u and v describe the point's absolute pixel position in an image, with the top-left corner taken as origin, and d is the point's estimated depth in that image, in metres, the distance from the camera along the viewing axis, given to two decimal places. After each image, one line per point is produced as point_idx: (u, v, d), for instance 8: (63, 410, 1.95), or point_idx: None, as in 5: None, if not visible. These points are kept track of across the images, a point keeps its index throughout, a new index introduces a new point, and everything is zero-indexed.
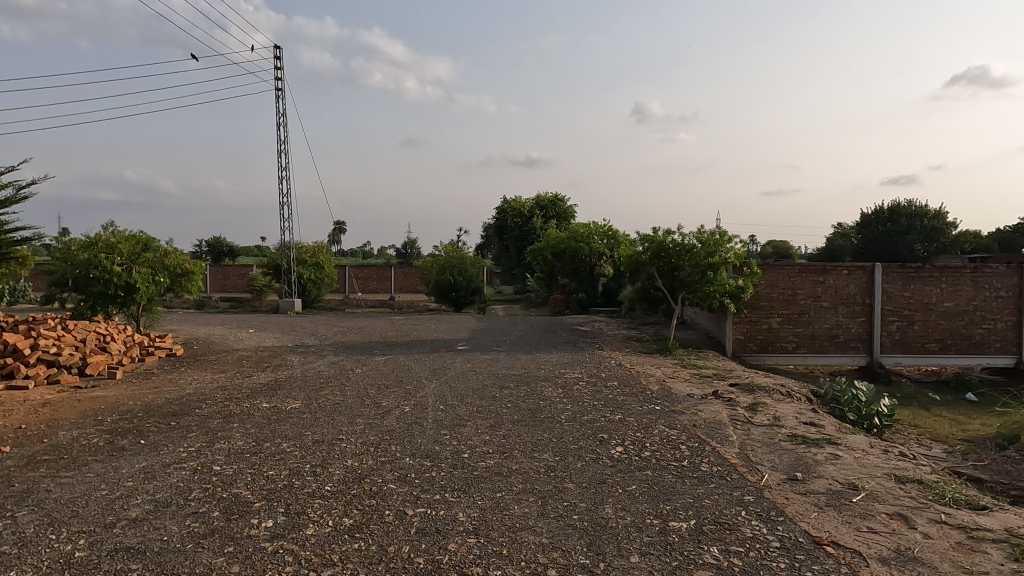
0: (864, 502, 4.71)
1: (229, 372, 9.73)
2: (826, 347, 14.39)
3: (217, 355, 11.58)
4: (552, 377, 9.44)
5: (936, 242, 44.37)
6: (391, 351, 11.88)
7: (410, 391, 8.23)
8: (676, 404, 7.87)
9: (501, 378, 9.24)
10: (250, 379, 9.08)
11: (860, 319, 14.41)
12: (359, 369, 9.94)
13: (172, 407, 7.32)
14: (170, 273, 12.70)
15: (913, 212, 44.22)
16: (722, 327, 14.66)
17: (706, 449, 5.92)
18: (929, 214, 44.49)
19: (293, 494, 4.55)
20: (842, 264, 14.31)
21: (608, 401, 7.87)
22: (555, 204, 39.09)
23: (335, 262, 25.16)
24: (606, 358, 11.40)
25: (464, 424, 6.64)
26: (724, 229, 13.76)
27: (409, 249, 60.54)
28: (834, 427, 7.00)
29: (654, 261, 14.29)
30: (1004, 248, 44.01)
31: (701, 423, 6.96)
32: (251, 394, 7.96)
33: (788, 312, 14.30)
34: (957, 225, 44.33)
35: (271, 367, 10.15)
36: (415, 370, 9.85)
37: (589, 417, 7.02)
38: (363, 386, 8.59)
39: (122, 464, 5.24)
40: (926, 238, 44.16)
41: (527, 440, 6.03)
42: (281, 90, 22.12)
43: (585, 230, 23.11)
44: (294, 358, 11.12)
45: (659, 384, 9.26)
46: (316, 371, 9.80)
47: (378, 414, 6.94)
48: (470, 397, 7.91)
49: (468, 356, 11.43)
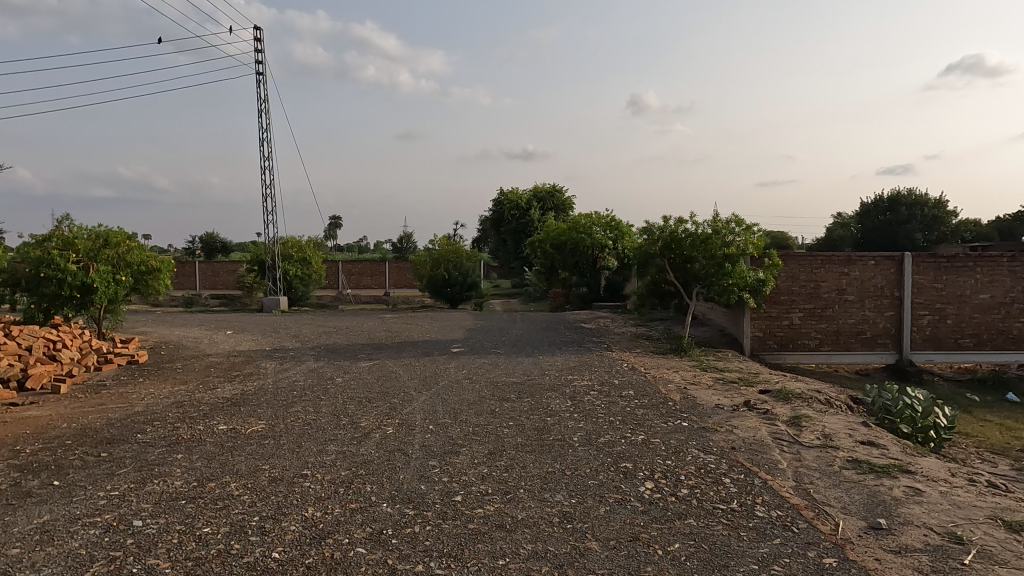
0: (980, 564, 3.59)
1: (191, 383, 8.56)
2: (851, 344, 13.33)
3: (184, 362, 10.40)
4: (559, 385, 8.29)
5: (937, 232, 43.31)
6: (378, 356, 10.70)
7: (395, 406, 7.07)
8: (706, 420, 6.73)
9: (501, 387, 8.10)
10: (212, 392, 7.91)
11: (889, 314, 13.32)
12: (339, 378, 8.77)
13: (111, 431, 6.15)
14: (133, 271, 11.47)
15: (913, 202, 43.14)
16: (739, 323, 13.55)
17: (756, 484, 4.79)
18: (931, 202, 43.39)
19: (228, 568, 3.40)
20: (869, 254, 13.20)
21: (627, 417, 6.73)
22: (553, 195, 37.85)
23: (323, 256, 23.95)
24: (617, 361, 10.27)
25: (458, 451, 5.50)
26: (740, 216, 12.63)
27: (405, 241, 59.49)
28: (899, 449, 5.88)
29: (665, 253, 13.16)
30: (1005, 237, 43.10)
31: (741, 445, 5.83)
32: (208, 414, 6.80)
33: (810, 307, 13.21)
34: (958, 214, 43.30)
35: (241, 377, 8.97)
36: (403, 379, 8.69)
37: (607, 439, 5.89)
38: (340, 400, 7.43)
39: (16, 519, 4.08)
40: (927, 228, 43.13)
41: (535, 475, 4.88)
42: (263, 75, 20.88)
43: (586, 220, 22.06)
44: (269, 365, 9.95)
45: (682, 392, 8.12)
46: (290, 381, 8.62)
47: (355, 440, 5.80)
48: (465, 414, 6.77)
49: (464, 360, 10.28)
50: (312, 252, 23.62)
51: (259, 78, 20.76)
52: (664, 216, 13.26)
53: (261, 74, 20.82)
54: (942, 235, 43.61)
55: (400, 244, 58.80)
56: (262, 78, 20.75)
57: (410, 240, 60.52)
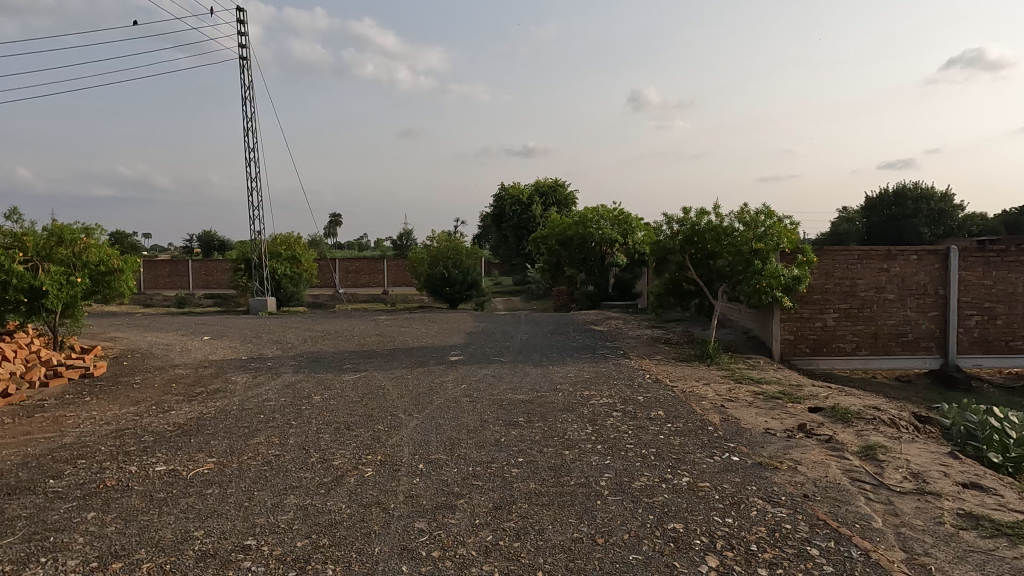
0: None
1: (143, 403, 7.30)
2: (891, 347, 12.08)
3: (145, 375, 9.16)
4: (575, 404, 7.03)
5: (943, 226, 42.01)
6: (365, 366, 9.43)
7: (378, 436, 5.80)
8: (759, 453, 5.49)
9: (507, 407, 6.85)
10: (163, 416, 6.64)
11: (932, 314, 12.07)
12: (318, 396, 7.50)
13: (19, 475, 4.90)
14: (90, 271, 10.22)
15: (919, 195, 41.83)
16: (767, 326, 12.29)
17: (859, 559, 3.53)
18: (937, 196, 42.20)
19: None
20: (911, 249, 11.96)
21: (663, 449, 5.48)
22: (555, 190, 36.59)
23: (314, 254, 22.65)
24: (638, 372, 9.01)
25: (456, 505, 4.25)
26: (771, 207, 11.33)
27: (405, 237, 58.38)
28: (1015, 494, 4.62)
29: (685, 248, 11.87)
30: (1011, 231, 41.87)
31: (814, 491, 4.58)
32: (150, 448, 5.54)
33: (845, 307, 11.96)
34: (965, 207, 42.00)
35: (203, 395, 7.72)
36: (392, 396, 7.43)
37: (645, 486, 4.62)
38: (314, 427, 6.16)
39: None
40: (933, 221, 41.83)
41: (558, 547, 3.62)
42: (247, 61, 19.65)
43: (592, 214, 20.73)
44: (239, 379, 8.68)
45: (720, 413, 6.87)
46: (260, 400, 7.36)
47: (324, 488, 4.56)
48: (464, 446, 5.53)
49: (462, 371, 9.02)
50: (302, 250, 22.33)
51: (243, 63, 19.53)
52: (685, 208, 11.97)
53: (245, 61, 19.57)
54: (949, 229, 42.27)
55: (400, 242, 57.65)
56: (246, 64, 19.51)
57: (410, 237, 59.42)
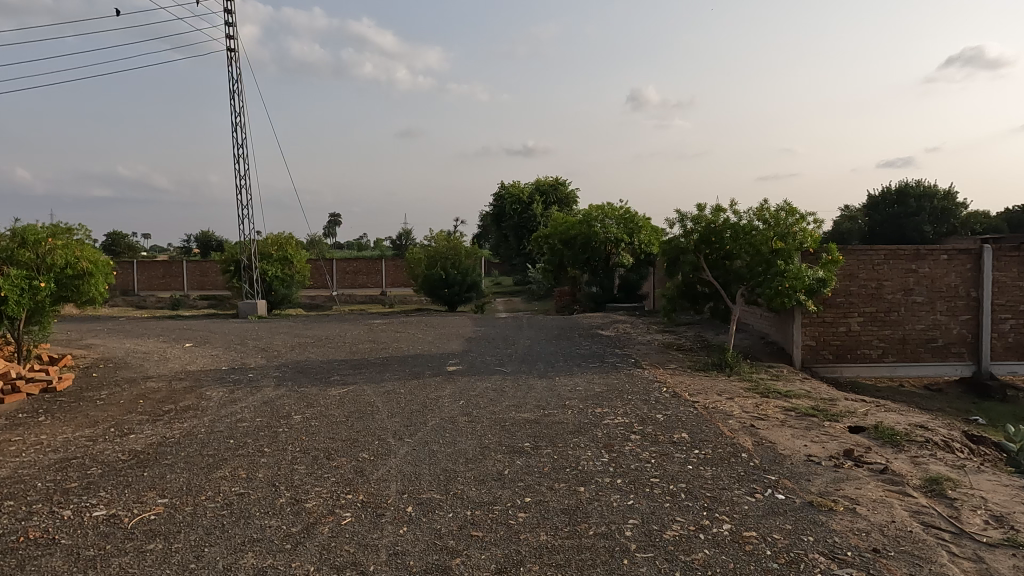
0: None
1: (102, 424, 6.49)
2: (919, 354, 11.28)
3: (114, 389, 8.35)
4: (587, 425, 6.23)
5: (947, 224, 41.25)
6: (353, 379, 8.62)
7: (362, 469, 5.00)
8: (809, 489, 4.68)
9: (510, 430, 6.05)
10: (120, 442, 5.84)
11: (964, 318, 11.28)
12: (298, 416, 6.69)
13: None
14: (57, 275, 9.41)
15: (922, 193, 41.07)
16: (787, 332, 11.49)
17: None
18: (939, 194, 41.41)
19: None
20: (941, 248, 11.18)
21: (695, 485, 4.67)
22: (556, 188, 35.79)
23: (307, 255, 21.83)
24: (654, 384, 8.20)
25: (450, 567, 3.44)
26: (793, 203, 10.50)
27: (404, 237, 57.57)
28: None
29: (700, 248, 11.07)
30: (1016, 229, 41.11)
31: (885, 544, 3.78)
32: (94, 485, 4.72)
33: (871, 310, 11.17)
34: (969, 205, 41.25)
35: (171, 414, 6.90)
36: (380, 415, 6.63)
37: (682, 538, 3.80)
38: (289, 456, 5.36)
39: None
40: (936, 220, 41.06)
41: None
42: (235, 53, 18.91)
43: (597, 212, 19.89)
44: (215, 394, 7.88)
45: (753, 436, 6.05)
46: (233, 420, 6.56)
47: (290, 542, 3.74)
48: (462, 481, 4.72)
49: (461, 384, 8.22)
50: (294, 251, 21.52)
51: (230, 55, 18.79)
52: (699, 205, 11.16)
53: (234, 53, 18.84)
54: (952, 227, 41.50)
55: (399, 241, 56.88)
56: (234, 56, 18.78)
57: (412, 237, 58.69)
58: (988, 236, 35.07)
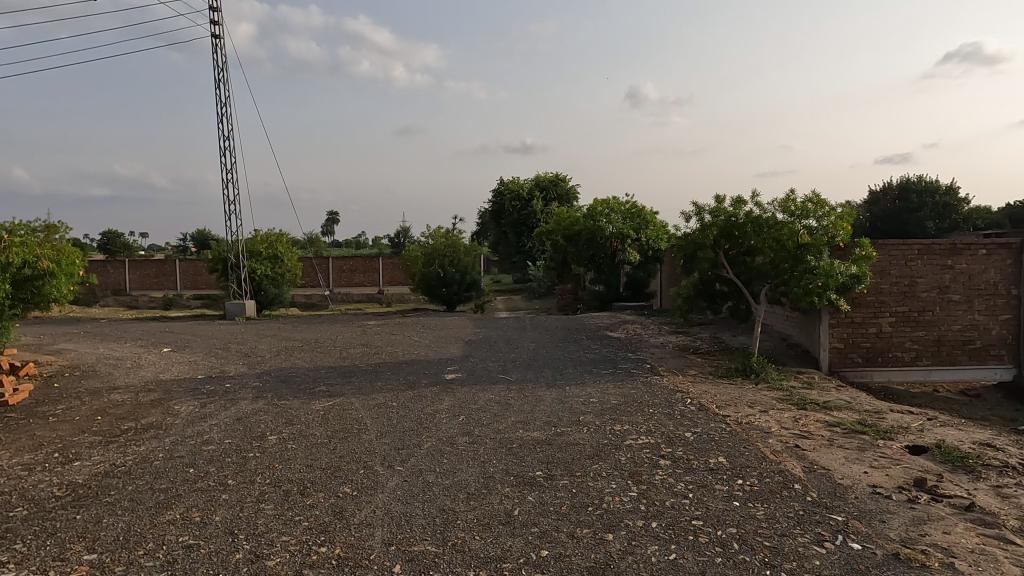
0: None
1: (46, 448, 5.61)
2: (956, 357, 10.42)
3: (73, 402, 7.47)
4: (607, 448, 5.35)
5: (948, 220, 40.35)
6: (340, 390, 7.76)
7: (341, 509, 4.14)
8: (890, 535, 3.81)
9: (518, 454, 5.18)
10: (61, 472, 4.96)
11: (1004, 317, 10.43)
12: (274, 436, 5.82)
13: None
14: (16, 276, 8.51)
15: (924, 188, 40.19)
16: (813, 334, 10.64)
17: None
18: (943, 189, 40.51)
19: None
20: (978, 243, 10.35)
21: (747, 531, 3.80)
22: (556, 184, 34.93)
23: (297, 253, 20.95)
24: (676, 395, 7.33)
25: None
26: (820, 194, 9.63)
27: (404, 236, 56.65)
28: None
29: (719, 243, 10.21)
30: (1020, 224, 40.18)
31: None
32: (8, 534, 3.82)
33: (904, 310, 10.31)
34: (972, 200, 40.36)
35: (129, 434, 6.03)
36: (366, 437, 5.75)
37: None
38: (256, 490, 4.50)
39: None
40: (938, 216, 40.06)
41: None
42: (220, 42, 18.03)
43: (602, 206, 18.98)
44: (183, 409, 7.02)
45: (803, 460, 5.18)
46: (197, 443, 5.68)
47: None
48: (460, 527, 3.85)
49: (459, 395, 7.35)
50: (284, 249, 20.64)
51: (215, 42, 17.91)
52: (718, 197, 10.30)
53: (219, 41, 17.99)
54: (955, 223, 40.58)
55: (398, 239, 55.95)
56: (220, 45, 17.93)
57: (410, 236, 57.75)
58: (992, 232, 34.13)
